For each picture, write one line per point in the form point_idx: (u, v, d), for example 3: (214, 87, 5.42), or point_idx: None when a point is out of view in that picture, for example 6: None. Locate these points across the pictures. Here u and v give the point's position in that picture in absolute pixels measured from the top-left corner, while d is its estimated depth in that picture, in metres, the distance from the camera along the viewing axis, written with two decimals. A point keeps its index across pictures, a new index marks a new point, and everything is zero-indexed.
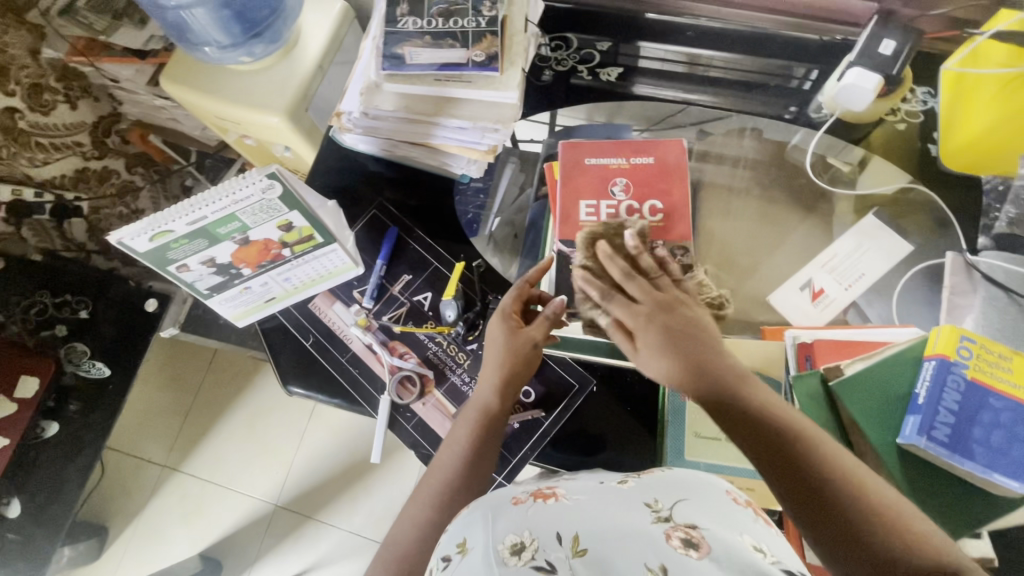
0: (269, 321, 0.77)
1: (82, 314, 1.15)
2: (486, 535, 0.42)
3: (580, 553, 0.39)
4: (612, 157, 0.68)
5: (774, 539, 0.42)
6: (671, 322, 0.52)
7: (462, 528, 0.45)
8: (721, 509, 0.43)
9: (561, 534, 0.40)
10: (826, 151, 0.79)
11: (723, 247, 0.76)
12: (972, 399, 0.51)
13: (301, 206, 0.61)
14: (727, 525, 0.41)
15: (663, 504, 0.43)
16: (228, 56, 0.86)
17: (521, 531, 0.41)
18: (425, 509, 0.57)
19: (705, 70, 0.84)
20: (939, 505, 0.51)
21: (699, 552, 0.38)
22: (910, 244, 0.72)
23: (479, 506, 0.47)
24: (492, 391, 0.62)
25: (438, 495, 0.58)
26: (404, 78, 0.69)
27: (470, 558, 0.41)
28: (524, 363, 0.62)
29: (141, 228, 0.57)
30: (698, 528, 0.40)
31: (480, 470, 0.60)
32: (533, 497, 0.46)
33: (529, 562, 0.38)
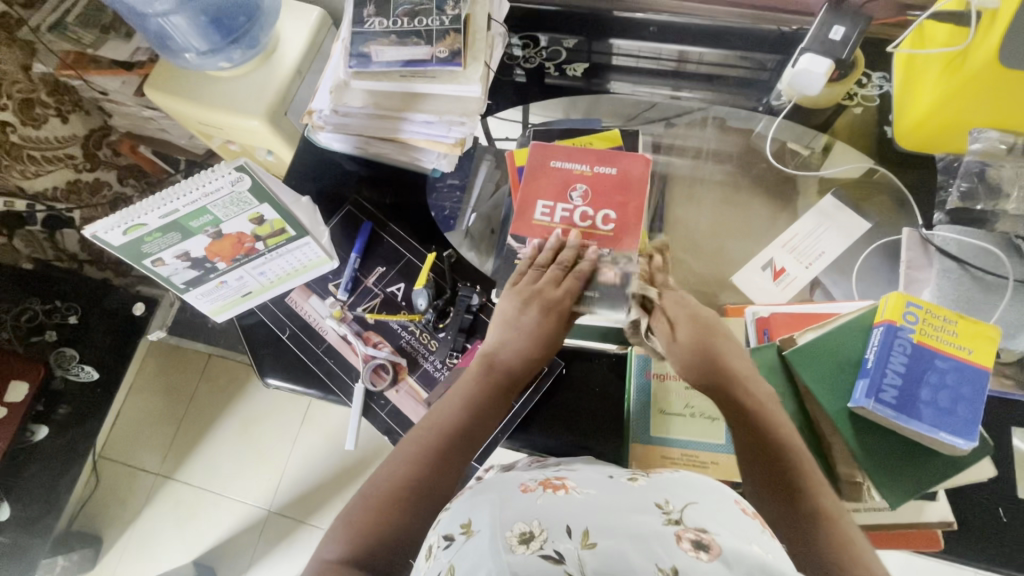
0: (247, 317, 0.79)
1: (72, 320, 1.18)
2: (493, 518, 0.41)
3: (590, 545, 0.37)
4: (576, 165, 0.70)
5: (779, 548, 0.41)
6: (711, 333, 0.60)
7: (467, 509, 0.43)
8: (731, 515, 0.41)
9: (571, 528, 0.39)
10: (788, 137, 0.81)
11: (690, 233, 0.79)
12: (918, 362, 0.52)
13: (271, 199, 0.62)
14: (738, 530, 0.39)
15: (674, 505, 0.41)
16: (208, 62, 0.89)
17: (529, 519, 0.40)
18: (413, 456, 0.56)
19: (693, 67, 0.85)
20: (892, 468, 0.52)
21: (710, 554, 0.37)
22: (867, 222, 0.75)
23: (485, 489, 0.45)
24: (510, 362, 0.64)
25: (427, 455, 0.56)
26: (371, 75, 0.72)
27: (474, 540, 0.40)
28: (548, 347, 0.65)
29: (115, 222, 0.59)
30: (709, 532, 0.38)
31: (481, 432, 0.59)
32: (541, 485, 0.44)
33: (538, 551, 0.38)
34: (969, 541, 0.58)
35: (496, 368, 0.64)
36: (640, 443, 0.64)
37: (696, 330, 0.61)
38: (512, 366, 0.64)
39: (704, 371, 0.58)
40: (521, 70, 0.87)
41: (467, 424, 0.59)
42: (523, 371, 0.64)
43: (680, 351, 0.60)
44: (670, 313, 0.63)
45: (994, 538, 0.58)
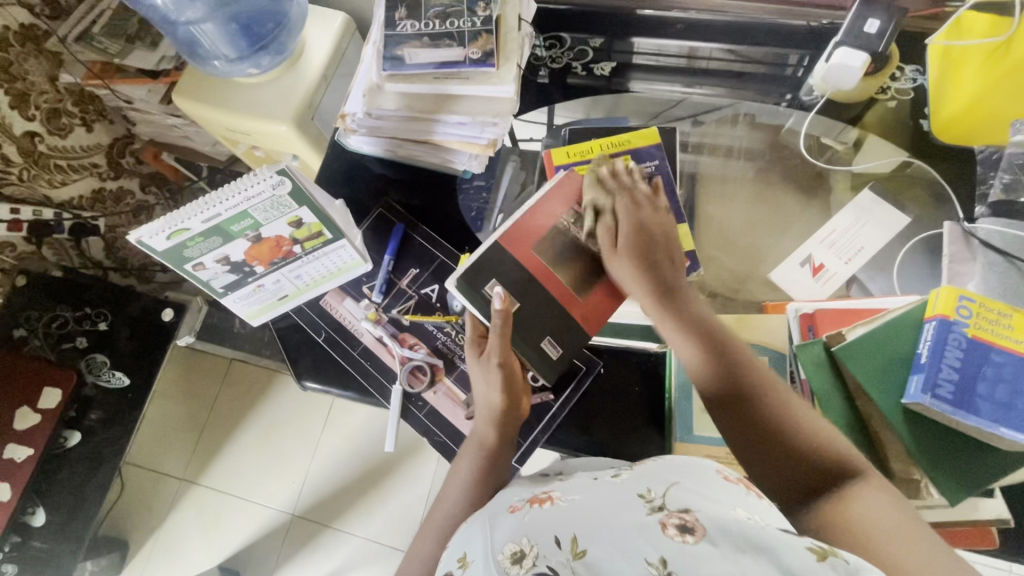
0: (282, 320, 0.79)
1: (101, 326, 1.19)
2: (484, 549, 0.44)
3: (581, 555, 0.40)
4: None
5: (770, 512, 0.44)
6: (652, 247, 0.63)
7: (462, 544, 0.47)
8: (712, 485, 0.45)
9: (561, 538, 0.41)
10: (821, 132, 0.80)
11: (723, 230, 0.78)
12: (974, 356, 0.51)
13: (310, 203, 0.63)
14: (719, 501, 0.42)
15: (656, 493, 0.44)
16: (236, 69, 0.90)
17: (519, 538, 0.43)
18: (435, 537, 0.61)
19: (704, 63, 0.85)
20: (949, 463, 0.52)
21: (695, 536, 0.39)
22: (907, 216, 0.74)
23: (479, 519, 0.49)
24: (485, 421, 0.65)
25: (441, 529, 0.61)
26: (404, 77, 0.72)
27: (471, 570, 0.43)
28: (510, 393, 0.63)
29: (158, 227, 0.59)
30: (691, 511, 0.41)
31: (488, 484, 0.62)
32: (529, 502, 0.49)
33: (532, 568, 0.40)
34: None
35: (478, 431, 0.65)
36: (683, 442, 0.64)
37: (638, 241, 0.63)
38: (479, 414, 0.65)
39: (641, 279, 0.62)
40: (545, 71, 0.87)
41: (472, 485, 0.62)
42: (501, 419, 0.64)
43: (625, 251, 0.63)
44: (618, 216, 0.64)
45: None
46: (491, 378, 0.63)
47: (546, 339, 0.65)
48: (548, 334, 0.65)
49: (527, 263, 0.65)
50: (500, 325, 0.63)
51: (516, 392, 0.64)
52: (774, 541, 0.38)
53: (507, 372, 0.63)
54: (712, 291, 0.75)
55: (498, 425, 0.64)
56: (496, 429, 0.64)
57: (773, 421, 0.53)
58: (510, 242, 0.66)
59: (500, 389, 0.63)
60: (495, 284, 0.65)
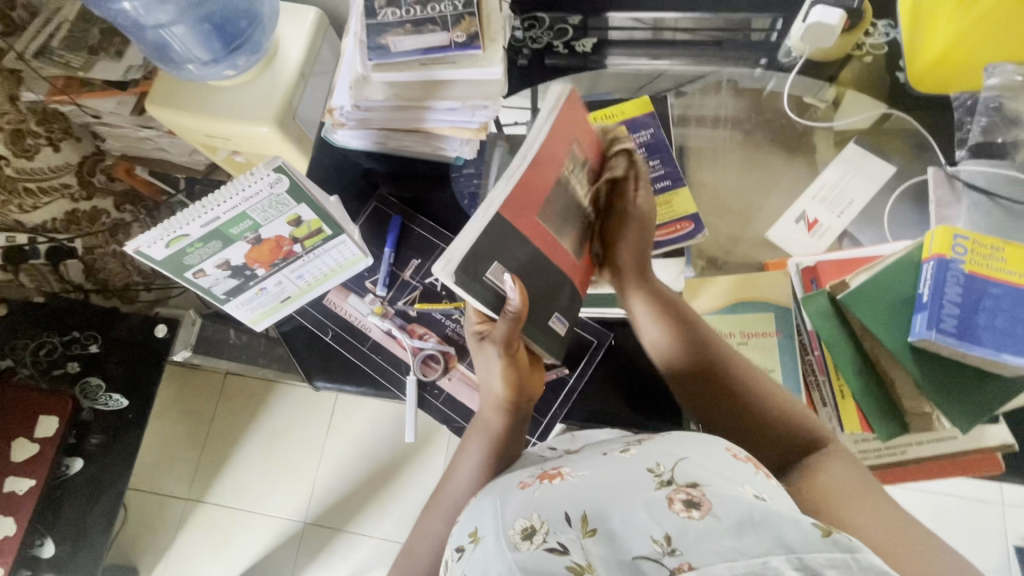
0: (286, 323, 0.78)
1: (92, 348, 1.16)
2: (495, 523, 0.43)
3: (591, 532, 0.41)
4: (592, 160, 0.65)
5: (775, 489, 0.45)
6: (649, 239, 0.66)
7: (472, 519, 0.46)
8: (724, 463, 0.45)
9: (570, 515, 0.42)
10: (802, 91, 0.82)
11: (718, 196, 0.80)
12: (973, 290, 0.54)
13: (309, 198, 0.62)
14: (728, 478, 0.43)
15: (665, 466, 0.45)
16: (211, 71, 0.87)
17: (530, 514, 0.43)
18: (442, 521, 0.60)
19: (670, 35, 0.84)
20: (955, 391, 0.55)
21: (702, 510, 0.41)
22: (892, 166, 0.77)
23: (487, 497, 0.47)
24: (494, 411, 0.64)
25: (451, 512, 0.60)
26: (392, 66, 0.72)
27: (483, 546, 0.42)
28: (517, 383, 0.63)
29: (157, 235, 0.58)
30: (698, 486, 0.42)
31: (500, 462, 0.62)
32: (538, 479, 0.48)
33: (542, 544, 0.40)
34: None
35: (490, 422, 0.64)
36: None
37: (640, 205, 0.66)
38: (485, 401, 0.65)
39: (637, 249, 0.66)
40: (526, 52, 0.86)
41: (482, 468, 0.61)
42: (512, 406, 0.64)
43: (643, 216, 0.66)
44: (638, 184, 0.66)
45: None
46: (491, 367, 0.62)
47: (553, 317, 0.62)
48: (556, 310, 0.62)
49: (528, 234, 0.57)
50: (511, 324, 0.58)
51: (522, 379, 0.63)
52: (774, 517, 0.40)
53: (511, 359, 0.61)
54: (711, 256, 0.76)
55: (509, 423, 0.64)
56: (502, 416, 0.64)
57: (758, 403, 0.58)
58: (510, 210, 0.56)
59: (501, 376, 0.62)
60: (496, 268, 0.56)
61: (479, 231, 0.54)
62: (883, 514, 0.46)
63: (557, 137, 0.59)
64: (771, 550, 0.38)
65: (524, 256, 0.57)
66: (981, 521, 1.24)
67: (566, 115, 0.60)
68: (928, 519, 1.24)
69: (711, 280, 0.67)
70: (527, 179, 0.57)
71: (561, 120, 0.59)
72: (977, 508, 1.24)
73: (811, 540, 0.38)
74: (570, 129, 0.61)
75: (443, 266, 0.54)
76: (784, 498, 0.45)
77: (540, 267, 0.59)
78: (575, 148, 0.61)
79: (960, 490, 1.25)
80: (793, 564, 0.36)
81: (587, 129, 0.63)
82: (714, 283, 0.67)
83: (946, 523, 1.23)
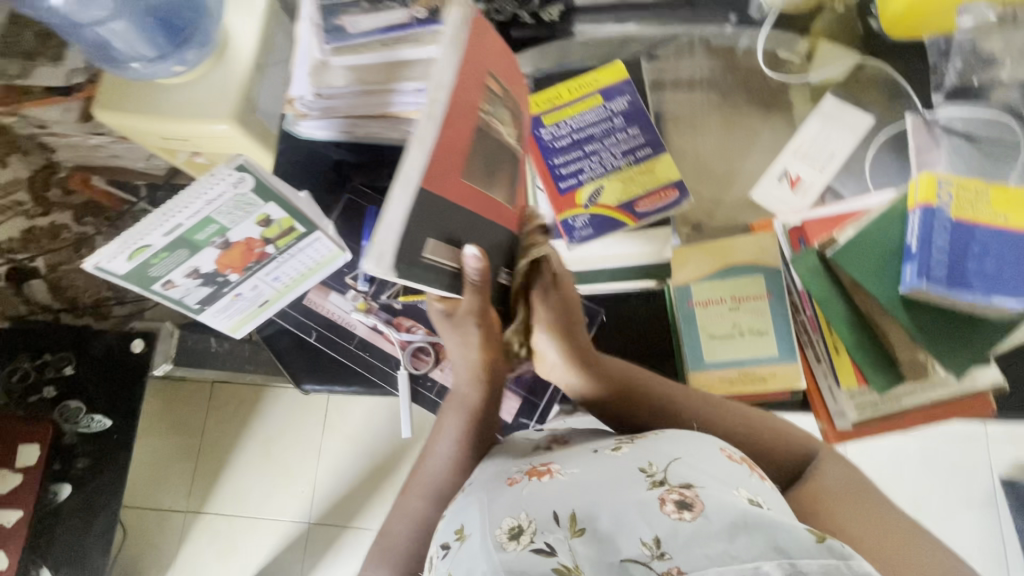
0: (267, 327, 0.76)
1: (67, 371, 1.10)
2: (482, 522, 0.45)
3: (579, 531, 0.42)
4: (513, 93, 0.57)
5: (768, 490, 0.48)
6: (573, 326, 0.63)
7: (458, 515, 0.47)
8: (717, 463, 0.47)
9: (559, 515, 0.43)
10: (776, 45, 0.79)
11: (698, 160, 0.78)
12: (960, 234, 0.54)
13: (277, 196, 0.59)
14: (722, 480, 0.45)
15: (657, 466, 0.46)
16: (159, 69, 0.81)
17: (517, 513, 0.44)
18: (424, 499, 0.63)
19: None
20: (950, 337, 0.56)
21: (694, 511, 0.42)
22: (870, 116, 0.76)
23: (474, 493, 0.50)
24: (470, 384, 0.65)
25: (434, 492, 0.64)
26: (350, 49, 0.69)
27: (469, 543, 0.44)
28: (496, 348, 0.64)
29: (117, 248, 0.55)
30: (692, 487, 0.43)
31: (483, 430, 0.65)
32: (527, 475, 0.49)
33: (529, 545, 0.42)
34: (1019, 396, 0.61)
35: (468, 396, 0.65)
36: (695, 371, 0.64)
37: (551, 302, 0.63)
38: (463, 377, 0.65)
39: (560, 340, 0.63)
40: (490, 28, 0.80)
41: (461, 441, 0.64)
42: (489, 379, 0.65)
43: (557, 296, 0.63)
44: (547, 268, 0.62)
45: None
46: (469, 339, 0.62)
47: (501, 270, 0.59)
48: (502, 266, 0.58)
49: (455, 200, 0.50)
50: (476, 296, 0.57)
51: (500, 345, 0.64)
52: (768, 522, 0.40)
53: (485, 327, 0.61)
54: (695, 222, 0.74)
55: (494, 397, 0.66)
56: (480, 390, 0.65)
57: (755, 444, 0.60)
58: (432, 179, 0.47)
59: (477, 346, 0.63)
60: (433, 246, 0.49)
61: (404, 215, 0.45)
62: (882, 521, 0.53)
63: (470, 77, 0.50)
64: (764, 555, 0.39)
65: (456, 222, 0.50)
66: (969, 456, 1.28)
67: (472, 47, 0.50)
68: (919, 459, 1.28)
69: (699, 245, 0.66)
70: (448, 138, 0.48)
71: (468, 56, 0.49)
72: (965, 444, 1.28)
73: (803, 545, 0.39)
74: (480, 57, 0.51)
75: (370, 259, 0.45)
76: (775, 496, 0.48)
77: (475, 226, 0.53)
78: (490, 83, 0.53)
79: (948, 429, 1.29)
80: (784, 570, 0.38)
81: (500, 56, 0.54)
82: (700, 249, 0.66)
83: (935, 462, 1.27)
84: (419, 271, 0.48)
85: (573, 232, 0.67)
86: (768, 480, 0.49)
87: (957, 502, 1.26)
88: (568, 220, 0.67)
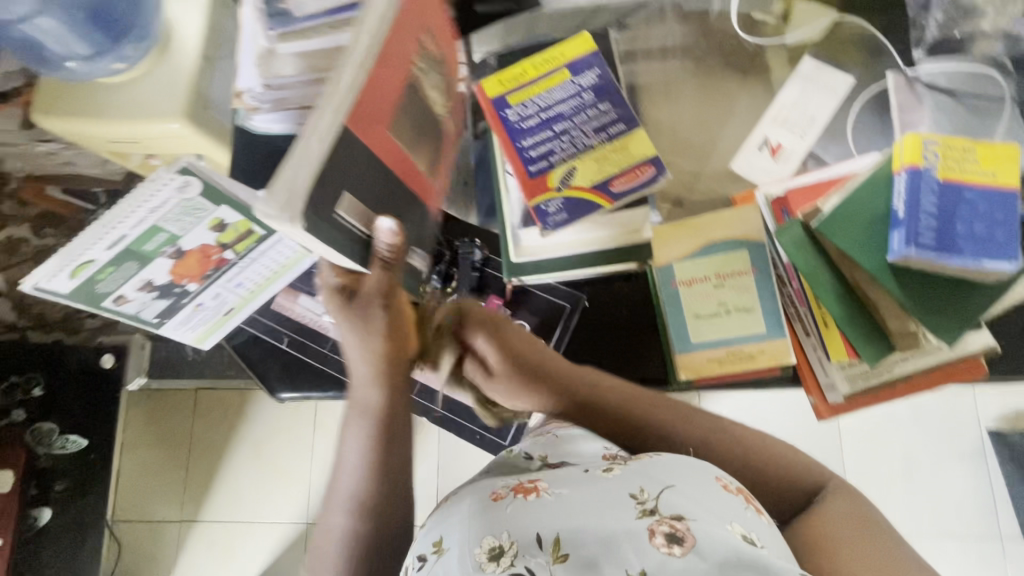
0: (237, 336, 0.72)
1: (37, 392, 1.06)
2: (462, 538, 0.45)
3: (562, 558, 0.42)
4: (440, 49, 0.58)
5: (764, 526, 0.46)
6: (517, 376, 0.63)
7: (438, 526, 0.48)
8: (714, 496, 0.46)
9: (543, 538, 0.43)
10: (750, 7, 0.76)
11: (675, 133, 0.75)
12: (949, 196, 0.53)
13: (229, 199, 0.54)
14: (716, 513, 0.44)
15: (648, 493, 0.45)
16: (96, 67, 0.74)
17: (499, 532, 0.44)
18: (343, 513, 0.57)
19: None
20: (944, 307, 0.54)
21: (684, 546, 0.41)
22: (850, 76, 0.73)
23: (456, 507, 0.48)
24: (374, 387, 0.60)
25: (353, 504, 0.57)
26: (296, 35, 0.64)
27: (446, 558, 0.44)
28: (401, 340, 0.59)
29: (56, 266, 0.51)
30: (683, 519, 0.43)
31: (391, 435, 0.60)
32: (512, 491, 0.48)
33: (509, 567, 0.42)
34: (1011, 356, 0.60)
35: (370, 399, 0.60)
36: (682, 353, 0.62)
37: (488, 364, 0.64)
38: (363, 377, 0.60)
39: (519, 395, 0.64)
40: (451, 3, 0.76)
41: (370, 448, 0.58)
42: (394, 379, 0.60)
43: (499, 388, 0.65)
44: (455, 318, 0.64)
45: None
46: (373, 326, 0.57)
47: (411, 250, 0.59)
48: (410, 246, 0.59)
49: (374, 150, 0.49)
50: (381, 268, 0.54)
51: (404, 335, 0.59)
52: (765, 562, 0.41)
53: (393, 316, 0.58)
54: (676, 198, 0.71)
55: (402, 398, 0.61)
56: (384, 391, 0.60)
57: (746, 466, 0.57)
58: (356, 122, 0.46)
59: (382, 333, 0.58)
60: (346, 200, 0.46)
61: (322, 155, 0.43)
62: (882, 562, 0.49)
63: (409, 25, 0.50)
64: None
65: (373, 185, 0.50)
66: (959, 410, 1.29)
67: (414, 3, 0.51)
68: (910, 415, 1.29)
69: (680, 225, 0.63)
70: (377, 82, 0.47)
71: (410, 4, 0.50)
72: (954, 397, 1.29)
73: None
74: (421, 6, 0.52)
75: (268, 202, 0.41)
76: (770, 530, 0.46)
77: (391, 190, 0.53)
78: (425, 39, 0.54)
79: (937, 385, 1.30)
80: None
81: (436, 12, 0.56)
82: (681, 227, 0.63)
83: (925, 418, 1.29)
84: (335, 226, 0.46)
85: (547, 218, 0.61)
86: (764, 514, 0.48)
87: (947, 455, 1.27)
88: (541, 206, 0.61)
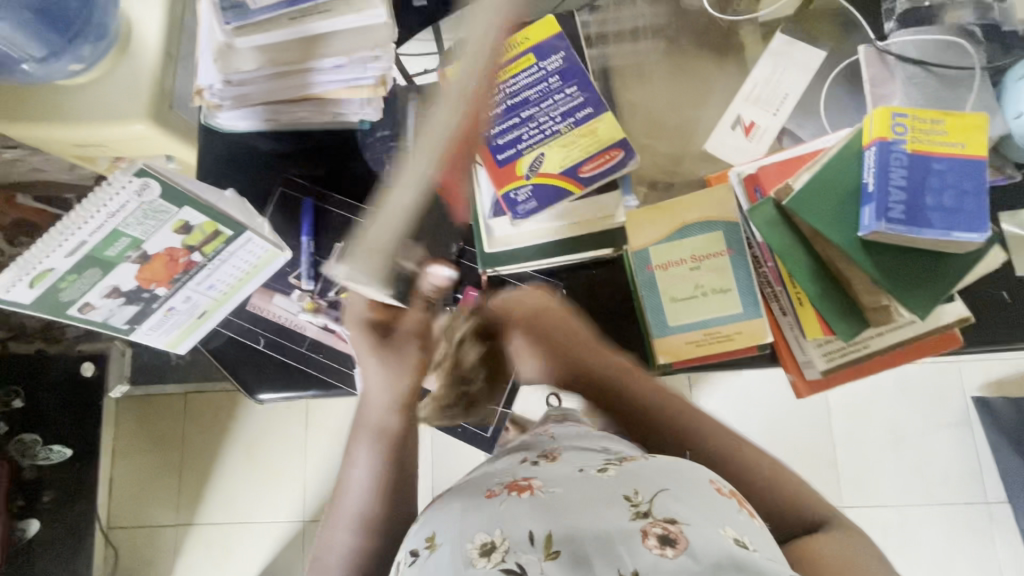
0: (213, 339, 0.71)
1: (15, 404, 1.05)
2: (453, 534, 0.44)
3: (553, 555, 0.41)
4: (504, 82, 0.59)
5: (756, 530, 0.45)
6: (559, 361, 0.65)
7: (430, 522, 0.47)
8: (708, 498, 0.45)
9: (535, 535, 0.43)
10: None
11: (648, 115, 0.74)
12: (917, 168, 0.53)
13: (190, 199, 0.53)
14: (707, 516, 0.43)
15: (642, 496, 0.45)
16: (53, 69, 0.71)
17: (492, 529, 0.44)
18: (347, 529, 0.53)
19: None
20: (919, 283, 0.54)
21: (676, 548, 0.41)
22: (822, 51, 0.72)
23: (451, 502, 0.48)
24: (392, 411, 0.58)
25: (360, 520, 0.53)
26: (255, 28, 0.62)
27: (437, 553, 0.44)
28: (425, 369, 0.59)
29: (14, 276, 0.50)
30: (676, 522, 0.42)
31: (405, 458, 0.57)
32: (507, 489, 0.48)
33: (499, 563, 0.42)
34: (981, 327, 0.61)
35: (388, 423, 0.57)
36: (660, 337, 0.62)
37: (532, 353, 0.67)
38: (382, 403, 0.58)
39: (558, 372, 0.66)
40: None
41: (381, 470, 0.55)
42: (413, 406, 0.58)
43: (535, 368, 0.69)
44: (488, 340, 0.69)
45: (998, 317, 0.62)
46: (405, 359, 0.58)
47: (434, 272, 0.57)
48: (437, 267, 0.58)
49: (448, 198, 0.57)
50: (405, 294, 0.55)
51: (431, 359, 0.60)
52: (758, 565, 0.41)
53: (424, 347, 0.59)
54: (652, 181, 0.71)
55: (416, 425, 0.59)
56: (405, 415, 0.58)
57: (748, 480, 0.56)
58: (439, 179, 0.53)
59: (412, 367, 0.57)
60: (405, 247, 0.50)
61: (410, 207, 0.49)
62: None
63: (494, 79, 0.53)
64: None
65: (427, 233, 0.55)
66: (945, 380, 1.30)
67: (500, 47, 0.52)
68: (896, 387, 1.30)
69: (660, 207, 0.62)
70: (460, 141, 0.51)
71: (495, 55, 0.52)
72: (939, 368, 1.31)
73: None
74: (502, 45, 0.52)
75: (356, 264, 0.49)
76: (763, 538, 0.45)
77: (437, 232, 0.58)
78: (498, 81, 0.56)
79: None
80: None
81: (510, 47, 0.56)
82: (660, 209, 0.62)
83: (911, 389, 1.30)
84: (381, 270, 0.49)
85: (517, 207, 0.61)
86: (758, 520, 0.47)
87: (932, 425, 1.29)
88: (510, 193, 0.61)
